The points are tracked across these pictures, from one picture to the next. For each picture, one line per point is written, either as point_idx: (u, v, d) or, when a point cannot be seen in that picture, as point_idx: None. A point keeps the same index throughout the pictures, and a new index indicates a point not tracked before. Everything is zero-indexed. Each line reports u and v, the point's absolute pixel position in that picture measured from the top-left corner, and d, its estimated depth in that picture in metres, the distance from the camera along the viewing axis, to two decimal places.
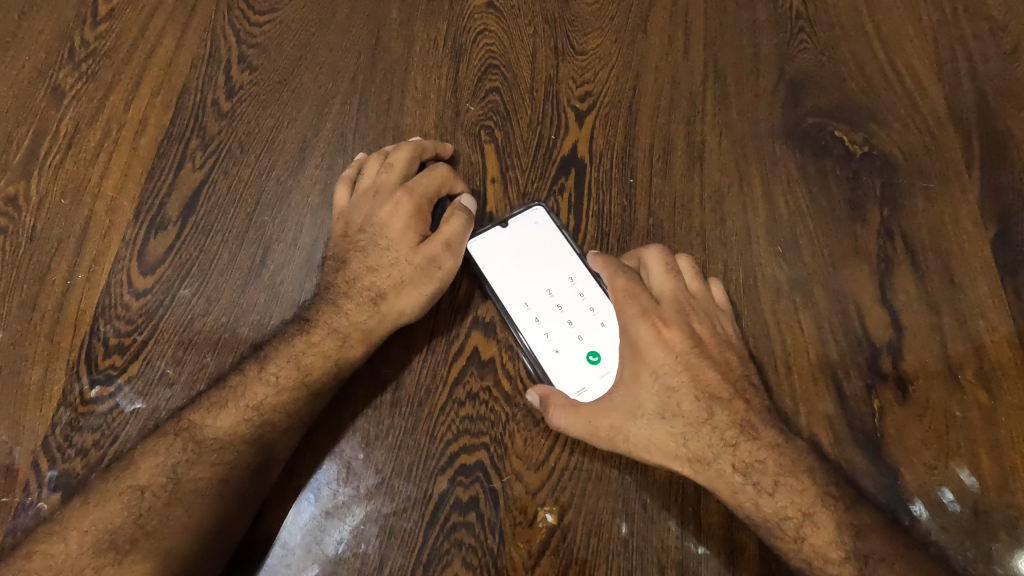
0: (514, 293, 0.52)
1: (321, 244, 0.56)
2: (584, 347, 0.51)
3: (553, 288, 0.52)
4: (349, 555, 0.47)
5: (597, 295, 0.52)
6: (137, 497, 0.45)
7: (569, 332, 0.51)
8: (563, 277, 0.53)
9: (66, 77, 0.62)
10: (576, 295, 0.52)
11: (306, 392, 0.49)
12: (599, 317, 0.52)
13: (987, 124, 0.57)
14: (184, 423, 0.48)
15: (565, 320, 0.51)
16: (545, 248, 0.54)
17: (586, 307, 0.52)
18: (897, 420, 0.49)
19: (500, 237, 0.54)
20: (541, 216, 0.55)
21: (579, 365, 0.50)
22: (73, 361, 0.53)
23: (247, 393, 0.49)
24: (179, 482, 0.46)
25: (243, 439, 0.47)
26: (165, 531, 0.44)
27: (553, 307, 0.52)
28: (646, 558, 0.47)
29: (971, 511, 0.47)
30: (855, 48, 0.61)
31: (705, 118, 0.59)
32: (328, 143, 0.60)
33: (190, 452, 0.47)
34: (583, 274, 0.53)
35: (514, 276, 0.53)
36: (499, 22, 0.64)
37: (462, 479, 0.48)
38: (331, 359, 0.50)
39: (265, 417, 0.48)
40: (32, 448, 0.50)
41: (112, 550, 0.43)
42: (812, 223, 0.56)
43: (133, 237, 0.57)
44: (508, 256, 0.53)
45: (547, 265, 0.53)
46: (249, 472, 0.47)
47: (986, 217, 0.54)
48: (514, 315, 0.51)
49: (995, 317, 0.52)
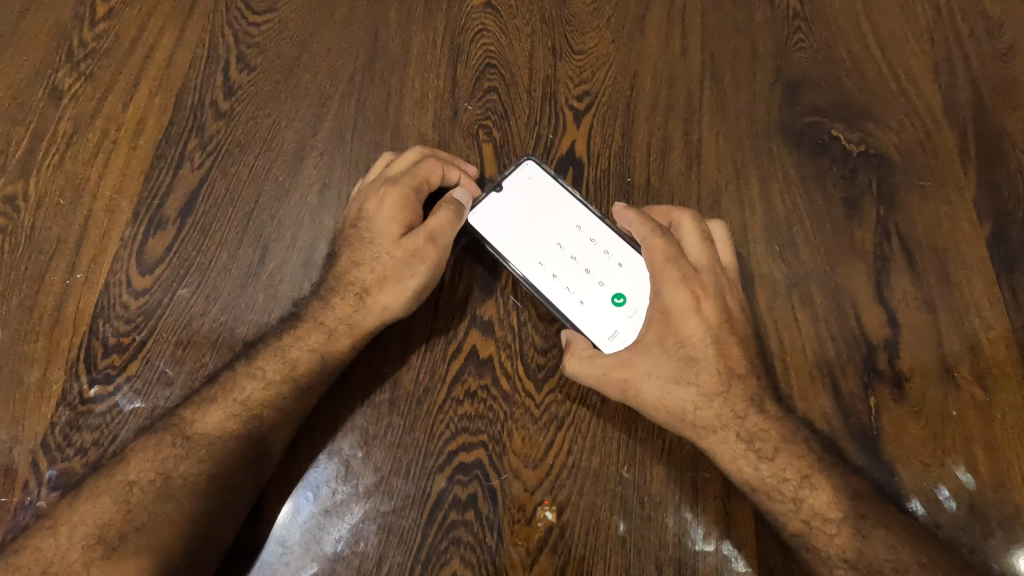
0: (526, 254, 0.51)
1: (320, 243, 0.57)
2: (607, 291, 0.50)
3: (563, 241, 0.51)
4: (347, 553, 0.47)
5: (607, 236, 0.51)
6: (126, 492, 0.45)
7: (589, 280, 0.50)
8: (570, 227, 0.52)
9: (65, 76, 0.62)
10: (587, 242, 0.51)
11: (295, 385, 0.49)
12: (614, 258, 0.51)
13: (982, 123, 0.57)
14: (175, 417, 0.48)
15: (582, 269, 0.50)
16: (544, 202, 0.52)
17: (600, 251, 0.51)
18: (893, 418, 0.50)
19: (496, 202, 0.52)
20: (534, 169, 0.53)
21: (605, 311, 0.50)
22: (73, 360, 0.53)
23: (236, 388, 0.48)
24: (168, 477, 0.46)
25: (231, 433, 0.47)
26: (154, 526, 0.44)
27: (567, 259, 0.51)
28: (643, 554, 0.47)
29: (965, 508, 0.47)
30: (853, 47, 0.61)
31: (703, 117, 0.59)
32: (326, 143, 0.60)
33: (180, 448, 0.47)
34: (589, 219, 0.52)
35: (520, 238, 0.51)
36: (497, 21, 0.63)
37: (460, 477, 0.49)
38: (323, 356, 0.50)
39: (253, 411, 0.48)
40: (32, 448, 0.50)
41: (101, 544, 0.43)
42: (809, 221, 0.56)
43: (132, 236, 0.57)
44: (509, 219, 0.52)
45: (551, 219, 0.52)
46: (240, 468, 0.47)
47: (982, 216, 0.55)
48: (531, 277, 0.50)
49: (991, 315, 0.52)
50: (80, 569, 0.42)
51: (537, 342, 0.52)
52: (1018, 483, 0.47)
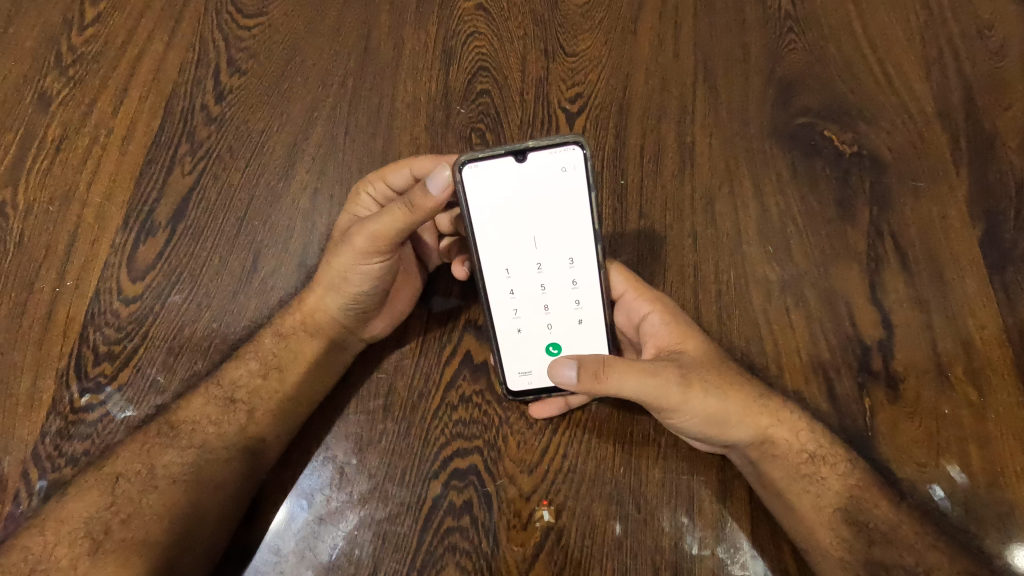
0: (499, 254, 0.46)
1: (312, 248, 0.56)
2: (548, 337, 0.48)
3: (545, 263, 0.46)
4: (342, 560, 0.47)
5: (592, 292, 0.46)
6: (112, 486, 0.45)
7: (540, 316, 0.47)
8: (564, 256, 0.46)
9: (53, 82, 0.62)
10: (567, 279, 0.46)
11: (264, 366, 0.50)
12: (579, 313, 0.47)
13: (973, 122, 0.58)
14: (164, 413, 0.49)
15: (542, 303, 0.47)
16: (558, 206, 0.45)
17: (572, 297, 0.47)
18: (889, 418, 0.50)
19: (512, 173, 0.44)
20: (574, 164, 0.43)
21: (535, 351, 0.48)
22: (63, 369, 0.53)
23: (219, 378, 0.50)
24: (153, 468, 0.46)
25: (210, 420, 0.48)
26: (138, 519, 0.44)
27: (535, 283, 0.46)
28: (639, 557, 0.47)
29: (957, 507, 0.48)
30: (844, 48, 0.61)
31: (696, 119, 0.59)
32: (318, 147, 0.60)
33: (166, 438, 0.47)
34: (587, 261, 0.46)
35: (507, 233, 0.45)
36: (489, 24, 0.63)
37: (455, 483, 0.48)
38: (283, 340, 0.50)
39: (227, 391, 0.49)
40: (21, 458, 0.50)
41: (87, 539, 0.43)
42: (802, 222, 0.56)
43: (122, 243, 0.56)
44: (509, 200, 0.45)
45: (553, 234, 0.45)
46: (223, 462, 0.47)
47: (974, 215, 0.55)
48: (489, 280, 0.46)
49: (983, 314, 0.52)
50: (65, 567, 0.42)
51: None
52: (1011, 481, 0.48)
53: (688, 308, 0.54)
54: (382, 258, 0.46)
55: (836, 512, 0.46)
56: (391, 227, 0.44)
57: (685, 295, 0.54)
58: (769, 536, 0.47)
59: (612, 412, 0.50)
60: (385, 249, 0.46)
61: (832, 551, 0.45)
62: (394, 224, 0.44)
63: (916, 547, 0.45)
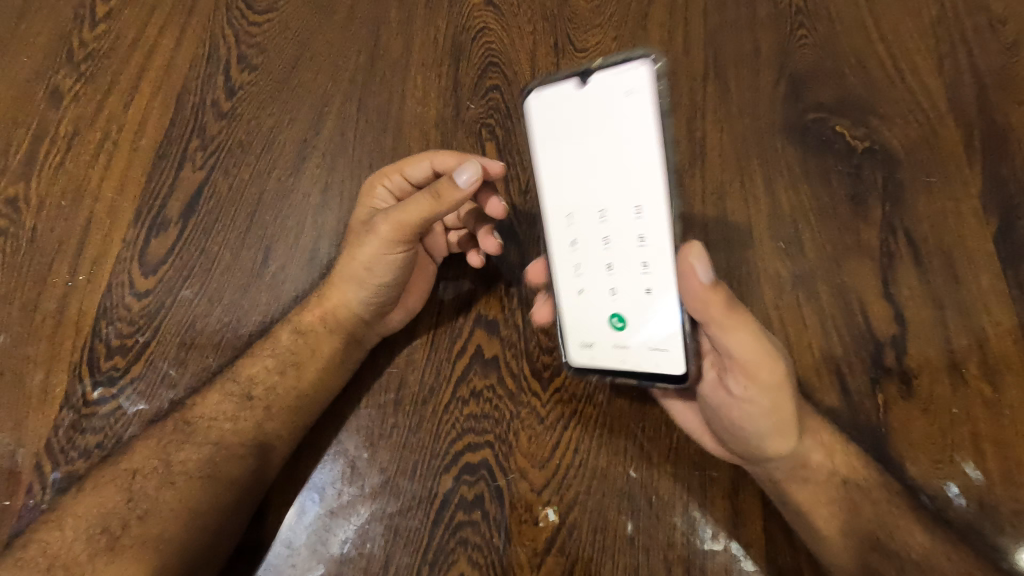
0: (561, 197, 0.42)
1: (323, 243, 0.56)
2: (613, 305, 0.42)
3: (609, 212, 0.40)
4: (354, 554, 0.47)
5: (659, 254, 0.40)
6: (131, 481, 0.44)
7: (603, 278, 0.42)
8: (630, 205, 0.39)
9: (65, 77, 0.62)
10: (634, 235, 0.40)
11: (280, 363, 0.50)
12: (647, 282, 0.41)
13: (987, 117, 0.57)
14: (180, 408, 0.49)
15: (604, 262, 0.42)
16: (623, 146, 0.38)
17: (637, 259, 0.41)
18: (902, 415, 0.50)
19: (573, 100, 0.39)
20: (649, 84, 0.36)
21: (601, 319, 0.43)
22: (75, 363, 0.53)
23: (234, 373, 0.50)
24: (170, 463, 0.45)
25: (227, 416, 0.48)
26: (157, 515, 0.43)
27: (598, 235, 0.42)
28: (652, 554, 0.47)
29: (973, 505, 0.47)
30: (856, 42, 0.61)
31: (707, 114, 0.59)
32: (328, 143, 0.60)
33: (182, 433, 0.47)
34: (656, 214, 0.39)
35: (568, 174, 0.41)
36: (498, 19, 0.63)
37: (466, 478, 0.48)
38: (302, 337, 0.50)
39: (244, 387, 0.49)
40: (36, 451, 0.50)
41: (105, 534, 0.42)
42: (814, 217, 0.56)
43: (134, 238, 0.57)
44: (573, 135, 0.40)
45: (617, 179, 0.39)
46: (239, 457, 0.46)
47: (989, 211, 0.54)
48: (554, 225, 0.43)
49: (998, 310, 0.52)
50: (84, 562, 0.41)
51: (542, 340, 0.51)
52: None
53: None
54: (408, 248, 0.47)
55: (855, 509, 0.45)
56: (414, 217, 0.44)
57: None
58: (782, 532, 0.47)
59: (624, 406, 0.50)
60: (410, 239, 0.46)
61: (841, 546, 0.45)
62: (419, 214, 0.44)
63: (930, 544, 0.45)
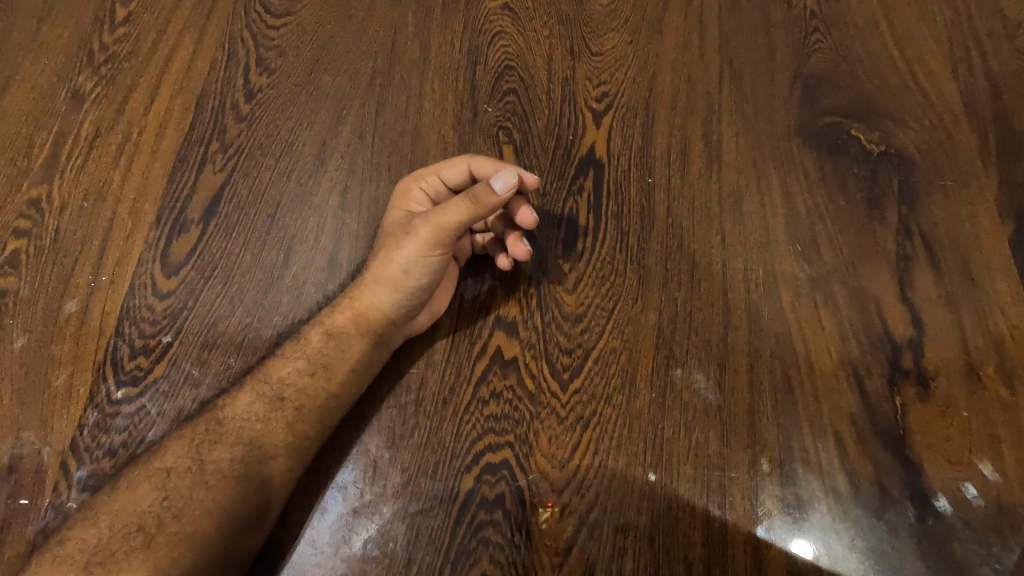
0: None
1: (343, 244, 0.57)
2: None
3: None
4: (377, 553, 0.47)
5: None
6: (164, 479, 0.44)
7: None
8: None
9: (86, 80, 0.62)
10: None
11: (310, 364, 0.49)
12: None
13: (1001, 120, 0.58)
14: (212, 407, 0.48)
15: None
16: None
17: None
18: (920, 418, 0.50)
19: None
20: None
21: None
22: (100, 363, 0.53)
23: (262, 375, 0.49)
24: (203, 463, 0.44)
25: (257, 416, 0.47)
26: (190, 512, 0.42)
27: None
28: (672, 554, 0.47)
29: (994, 506, 0.47)
30: (869, 48, 0.61)
31: (722, 118, 0.60)
32: (347, 144, 0.60)
33: (213, 434, 0.46)
34: None
35: None
36: (515, 24, 0.64)
37: (488, 478, 0.49)
38: (332, 339, 0.50)
39: (274, 388, 0.48)
40: (60, 450, 0.51)
41: (139, 532, 0.41)
42: (829, 220, 0.56)
43: (156, 239, 0.57)
44: None
45: None
46: (267, 458, 0.45)
47: (1004, 213, 0.55)
48: None
49: (1014, 313, 0.52)
50: (119, 560, 0.40)
51: (560, 342, 0.53)
52: None
53: (718, 305, 0.53)
54: (445, 251, 0.48)
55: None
56: (456, 220, 0.46)
57: (713, 292, 0.54)
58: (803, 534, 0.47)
59: (643, 407, 0.50)
60: (448, 242, 0.48)
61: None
62: (459, 218, 0.46)
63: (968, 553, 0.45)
